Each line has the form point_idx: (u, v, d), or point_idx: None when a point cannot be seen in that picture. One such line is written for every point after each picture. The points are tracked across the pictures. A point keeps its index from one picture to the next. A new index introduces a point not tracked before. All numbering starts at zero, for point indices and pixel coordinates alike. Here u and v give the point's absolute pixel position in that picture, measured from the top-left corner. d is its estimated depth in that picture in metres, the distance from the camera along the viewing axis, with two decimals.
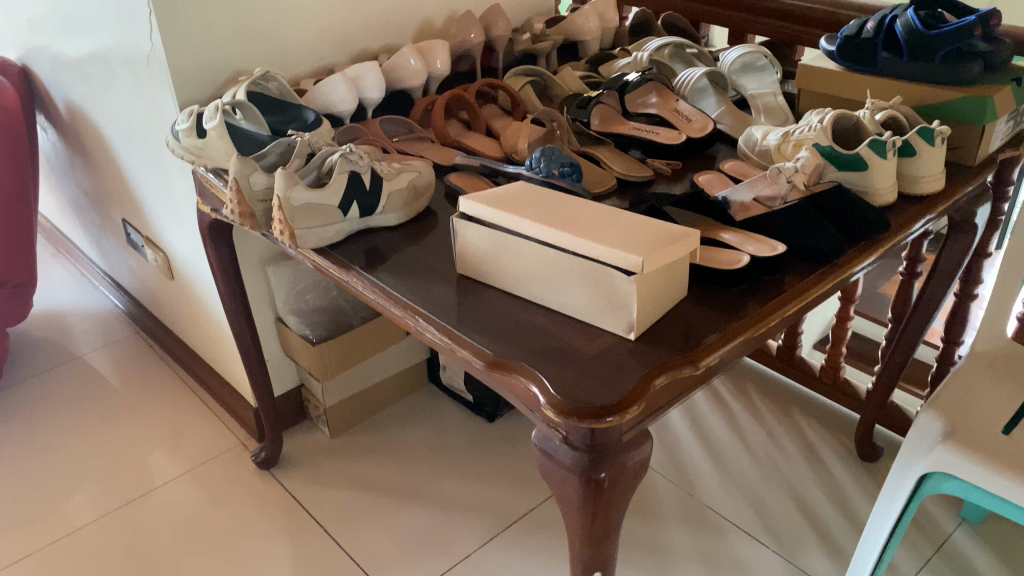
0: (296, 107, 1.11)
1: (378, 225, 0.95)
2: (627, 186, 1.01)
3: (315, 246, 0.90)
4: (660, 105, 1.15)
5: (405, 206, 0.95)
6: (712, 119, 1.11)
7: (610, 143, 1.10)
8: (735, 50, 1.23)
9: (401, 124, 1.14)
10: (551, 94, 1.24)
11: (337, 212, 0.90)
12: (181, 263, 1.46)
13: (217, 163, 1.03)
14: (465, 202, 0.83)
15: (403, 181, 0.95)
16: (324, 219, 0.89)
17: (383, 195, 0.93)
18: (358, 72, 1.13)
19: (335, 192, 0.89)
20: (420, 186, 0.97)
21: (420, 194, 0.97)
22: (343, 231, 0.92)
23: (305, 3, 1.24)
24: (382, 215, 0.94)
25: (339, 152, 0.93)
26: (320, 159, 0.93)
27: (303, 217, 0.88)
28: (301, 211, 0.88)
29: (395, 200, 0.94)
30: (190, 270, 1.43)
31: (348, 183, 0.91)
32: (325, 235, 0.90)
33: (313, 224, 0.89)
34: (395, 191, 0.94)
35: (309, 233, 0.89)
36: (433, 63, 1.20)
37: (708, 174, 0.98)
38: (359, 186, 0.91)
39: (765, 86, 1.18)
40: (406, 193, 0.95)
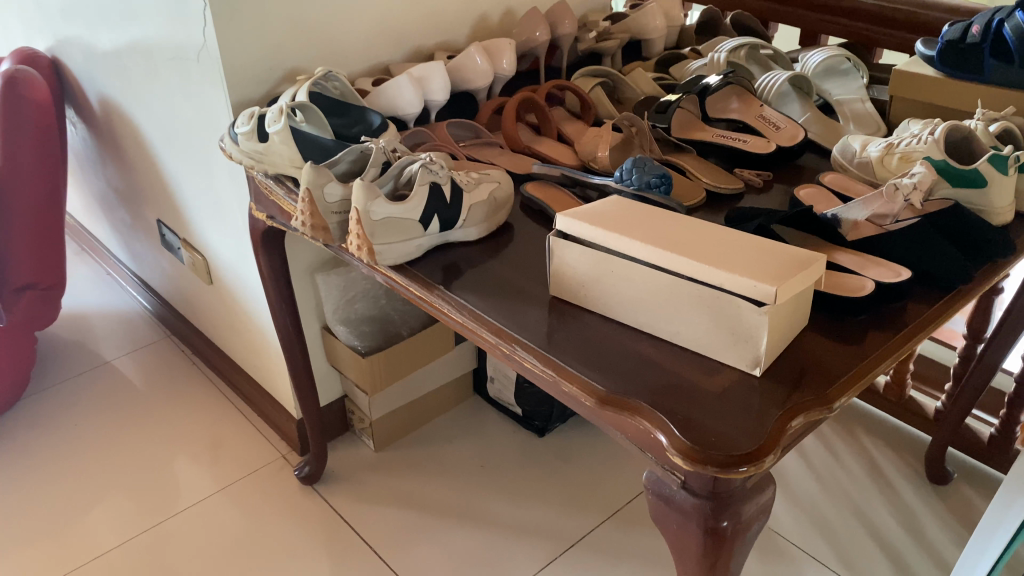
0: (359, 109, 1.05)
1: (457, 240, 0.88)
2: (718, 199, 0.95)
3: (392, 264, 0.84)
4: (742, 110, 1.09)
5: (486, 220, 0.89)
6: (801, 127, 1.04)
7: (691, 151, 1.03)
8: (816, 53, 1.16)
9: (468, 128, 1.08)
10: (621, 97, 1.18)
11: (419, 226, 0.84)
12: (222, 268, 1.39)
13: (278, 169, 0.98)
14: (560, 219, 0.76)
15: (483, 193, 0.89)
16: (405, 234, 0.83)
17: (465, 208, 0.87)
18: (425, 72, 1.07)
19: (417, 205, 0.83)
20: (499, 198, 0.90)
21: (500, 207, 0.90)
22: (422, 246, 0.85)
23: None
24: (462, 229, 0.88)
25: (419, 163, 0.86)
26: (398, 170, 0.87)
27: (383, 232, 0.82)
28: (382, 225, 0.82)
29: (476, 215, 0.88)
30: (232, 276, 1.37)
31: (429, 196, 0.85)
32: (404, 252, 0.84)
33: (393, 239, 0.83)
34: (477, 204, 0.88)
35: (388, 249, 0.83)
36: (499, 63, 1.13)
37: (808, 188, 0.91)
38: (441, 199, 0.85)
39: (851, 92, 1.12)
40: (487, 206, 0.89)
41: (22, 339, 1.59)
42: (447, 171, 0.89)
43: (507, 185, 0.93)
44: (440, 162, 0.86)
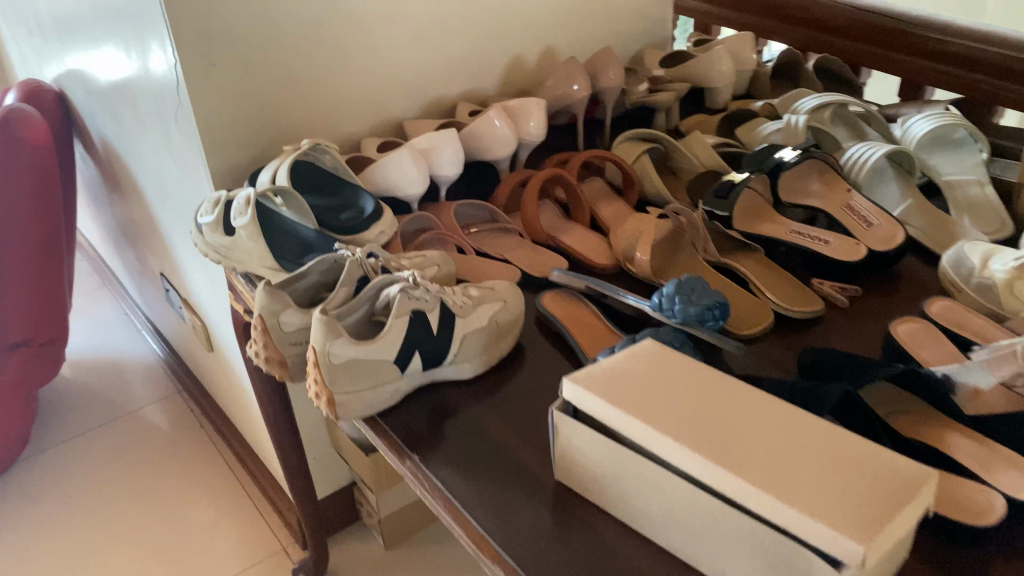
0: (352, 188, 0.88)
1: (448, 378, 0.70)
2: (790, 327, 0.74)
3: (361, 415, 0.66)
4: (825, 194, 0.87)
5: (485, 353, 0.70)
6: (900, 221, 0.82)
7: (757, 250, 0.82)
8: (921, 115, 0.93)
9: (483, 209, 0.89)
10: (674, 166, 0.97)
11: (394, 368, 0.66)
12: (219, 338, 1.24)
13: (247, 267, 0.82)
14: (567, 383, 0.58)
15: (483, 319, 0.70)
16: (376, 378, 0.65)
17: (456, 339, 0.68)
18: (432, 142, 0.89)
19: (392, 343, 0.65)
20: (504, 323, 0.71)
21: (504, 333, 0.72)
22: (400, 390, 0.67)
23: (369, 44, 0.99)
24: (453, 365, 0.69)
25: (401, 286, 0.67)
26: (375, 290, 0.68)
27: (346, 378, 0.64)
28: (344, 370, 0.64)
29: (471, 347, 0.69)
30: (229, 349, 1.21)
31: (409, 328, 0.66)
32: (375, 401, 0.66)
33: (359, 386, 0.64)
34: (472, 334, 0.69)
35: (352, 399, 0.65)
36: (525, 126, 0.94)
37: (910, 323, 0.69)
38: (425, 332, 0.67)
39: (965, 171, 0.88)
40: (486, 335, 0.70)
41: (20, 395, 1.48)
42: (439, 290, 0.70)
43: (518, 301, 0.73)
44: (427, 285, 0.67)
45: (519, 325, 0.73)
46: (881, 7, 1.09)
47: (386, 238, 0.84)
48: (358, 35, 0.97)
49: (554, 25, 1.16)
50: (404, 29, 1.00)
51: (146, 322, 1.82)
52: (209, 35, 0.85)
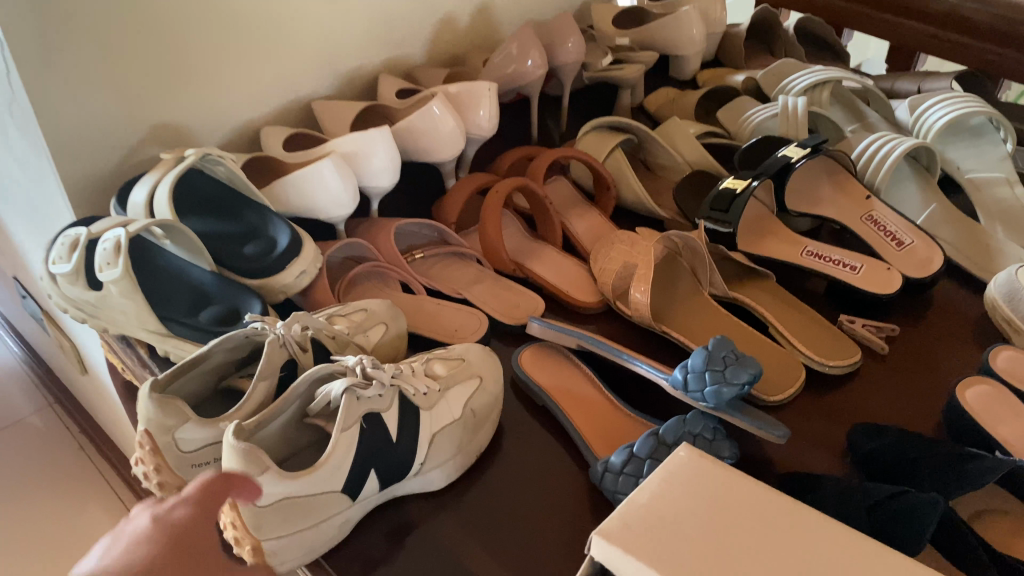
0: (255, 211, 0.67)
1: (411, 491, 0.53)
2: (826, 388, 0.60)
3: (297, 562, 0.48)
4: (839, 201, 0.73)
5: (461, 455, 0.53)
6: (932, 236, 0.69)
7: (768, 278, 0.68)
8: (934, 98, 0.79)
9: (428, 228, 0.71)
10: (649, 159, 0.81)
11: (342, 497, 0.48)
12: (87, 364, 1.00)
13: (123, 330, 0.62)
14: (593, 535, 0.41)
15: (454, 410, 0.53)
16: (318, 514, 0.47)
17: (423, 445, 0.51)
18: (359, 146, 0.70)
19: (340, 467, 0.47)
20: (480, 412, 0.55)
21: (482, 423, 0.55)
22: (350, 519, 0.50)
23: None
24: (418, 475, 0.52)
25: (343, 384, 0.47)
26: (306, 385, 0.49)
27: (278, 524, 0.45)
28: (277, 515, 0.45)
29: (442, 449, 0.52)
30: (101, 380, 0.98)
31: (361, 442, 0.47)
32: (316, 542, 0.48)
33: (295, 527, 0.46)
34: (442, 434, 0.52)
35: (286, 547, 0.46)
36: (473, 116, 0.76)
37: (977, 384, 0.56)
38: (381, 445, 0.49)
39: (988, 168, 0.76)
40: (460, 432, 0.53)
41: None
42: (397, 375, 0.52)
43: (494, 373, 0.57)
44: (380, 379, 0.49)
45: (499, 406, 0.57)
46: None
47: (307, 279, 0.65)
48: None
49: None
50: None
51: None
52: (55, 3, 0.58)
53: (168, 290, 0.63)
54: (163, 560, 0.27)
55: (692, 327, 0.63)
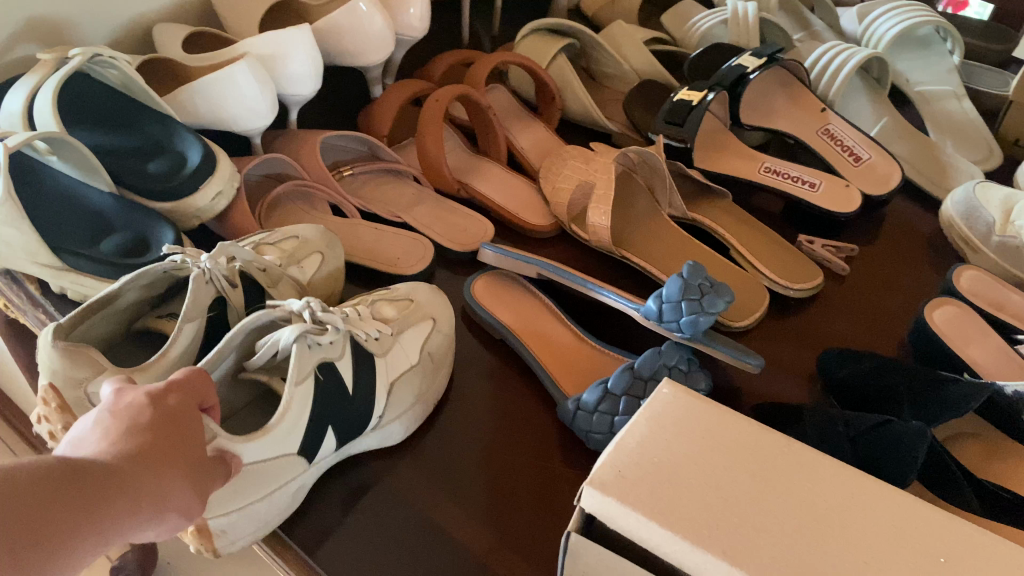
0: (158, 123, 0.58)
1: (366, 448, 0.47)
2: (790, 311, 0.58)
3: (249, 538, 0.41)
4: (792, 114, 0.70)
5: (421, 409, 0.48)
6: (888, 151, 0.67)
7: (726, 196, 0.64)
8: (883, 6, 0.76)
9: (358, 142, 0.64)
10: (592, 68, 0.75)
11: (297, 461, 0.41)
12: None
13: (5, 263, 0.52)
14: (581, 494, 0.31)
15: (410, 356, 0.48)
16: (274, 483, 0.40)
17: (380, 395, 0.45)
18: (276, 48, 0.61)
19: (299, 425, 0.40)
20: (436, 357, 0.50)
21: (441, 369, 0.49)
22: (304, 484, 0.43)
23: None
24: (374, 432, 0.46)
25: (291, 331, 0.40)
26: (240, 336, 0.42)
27: (229, 495, 0.37)
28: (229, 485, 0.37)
29: (399, 400, 0.46)
30: None
31: (318, 395, 0.41)
32: (268, 515, 0.41)
33: (253, 498, 0.39)
34: (398, 382, 0.46)
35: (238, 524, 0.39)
36: (402, 15, 0.68)
37: (943, 304, 0.55)
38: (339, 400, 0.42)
39: (936, 80, 0.74)
40: (418, 379, 0.48)
41: None
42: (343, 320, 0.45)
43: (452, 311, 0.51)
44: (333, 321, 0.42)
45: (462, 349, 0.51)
46: None
47: (224, 202, 0.57)
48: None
49: None
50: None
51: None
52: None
53: (60, 216, 0.54)
54: (161, 435, 0.30)
55: (652, 251, 0.59)
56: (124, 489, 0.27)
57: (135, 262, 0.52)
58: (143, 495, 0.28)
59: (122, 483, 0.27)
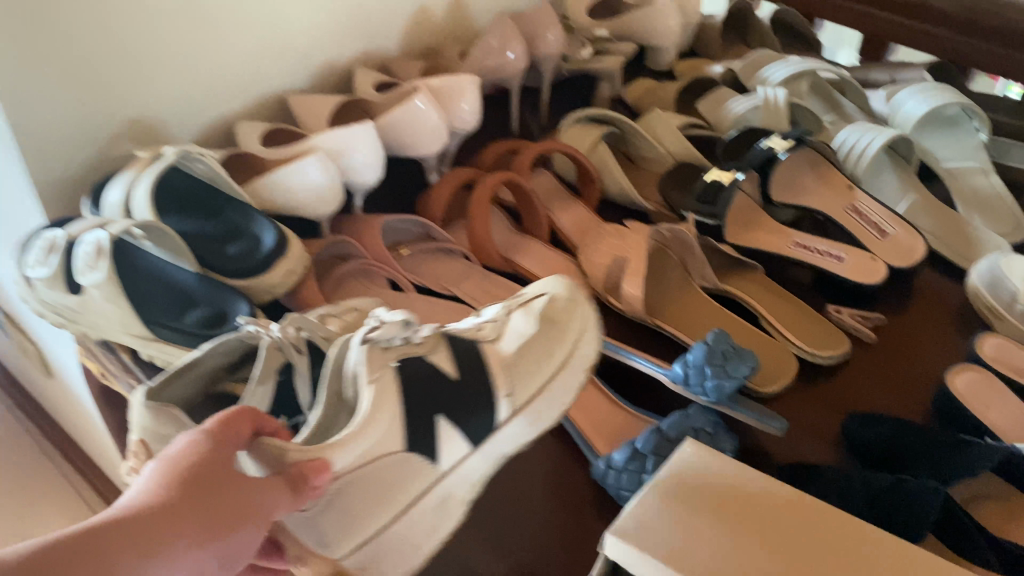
0: (238, 211, 0.66)
1: (509, 447, 0.50)
2: (820, 378, 0.61)
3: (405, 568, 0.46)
4: (821, 193, 0.74)
5: (556, 395, 0.51)
6: (915, 226, 0.70)
7: (758, 269, 0.68)
8: (911, 89, 0.80)
9: (414, 225, 0.70)
10: (631, 151, 0.80)
11: (416, 462, 0.45)
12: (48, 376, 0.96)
13: (104, 334, 0.59)
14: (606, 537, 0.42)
15: (523, 338, 0.51)
16: (399, 488, 0.44)
17: (501, 376, 0.49)
18: (342, 142, 0.68)
19: (394, 426, 0.44)
20: (562, 335, 0.53)
21: (563, 342, 0.53)
22: (446, 493, 0.47)
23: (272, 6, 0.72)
24: (514, 421, 0.50)
25: (356, 340, 0.45)
26: (336, 385, 0.46)
27: (342, 524, 0.42)
28: (335, 513, 0.41)
29: (527, 383, 0.50)
30: (63, 391, 0.94)
31: (407, 391, 0.45)
32: (408, 534, 0.45)
33: (380, 500, 0.43)
34: (520, 357, 0.50)
35: (370, 557, 0.44)
36: (455, 109, 0.75)
37: (966, 371, 0.57)
38: (441, 389, 0.46)
39: (963, 158, 0.78)
40: (535, 364, 0.51)
41: None
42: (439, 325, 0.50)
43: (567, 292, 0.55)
44: (403, 314, 0.46)
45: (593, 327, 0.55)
46: None
47: (295, 279, 0.63)
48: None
49: None
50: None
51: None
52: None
53: (151, 294, 0.61)
54: (183, 478, 0.33)
55: (684, 320, 0.63)
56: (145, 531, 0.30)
57: (214, 334, 0.58)
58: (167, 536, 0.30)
59: (146, 527, 0.30)
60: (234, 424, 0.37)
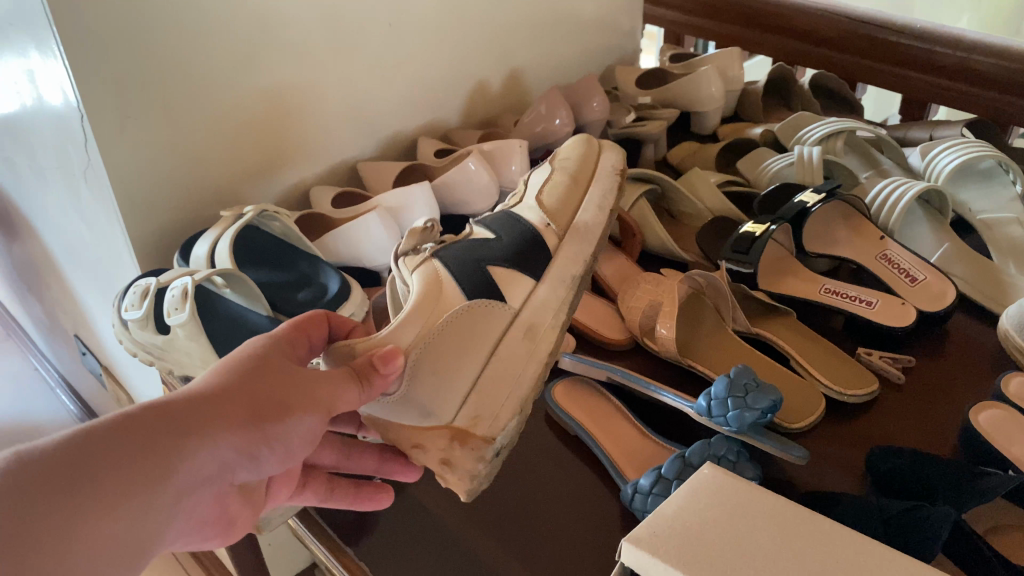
0: (309, 262, 0.73)
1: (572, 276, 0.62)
2: (849, 417, 0.63)
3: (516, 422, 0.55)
4: (853, 242, 0.78)
5: (591, 206, 0.66)
6: (947, 273, 0.72)
7: (792, 315, 0.71)
8: (944, 144, 0.82)
9: None
10: (673, 208, 0.85)
11: (485, 305, 0.56)
12: None
13: (186, 369, 0.67)
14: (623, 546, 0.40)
15: (546, 191, 0.66)
16: (481, 337, 0.55)
17: (537, 217, 0.63)
18: (402, 202, 0.75)
19: (446, 291, 0.54)
20: (581, 186, 0.67)
21: (580, 175, 0.68)
22: (524, 324, 0.58)
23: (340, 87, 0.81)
24: (565, 247, 0.63)
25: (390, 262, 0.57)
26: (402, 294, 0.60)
27: (439, 385, 0.52)
28: (426, 380, 0.51)
29: (561, 212, 0.64)
30: None
31: (450, 264, 0.56)
32: (505, 376, 0.56)
33: (469, 338, 0.54)
34: (548, 198, 0.65)
35: (480, 408, 0.54)
36: (506, 170, 0.81)
37: (989, 408, 0.59)
38: (482, 244, 0.59)
39: (998, 209, 0.80)
40: (562, 208, 0.65)
41: None
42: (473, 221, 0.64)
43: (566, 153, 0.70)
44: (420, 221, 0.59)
45: (595, 153, 0.71)
46: (881, 19, 0.99)
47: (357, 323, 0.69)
48: (329, 61, 0.78)
49: (525, 44, 1.01)
50: (374, 49, 0.82)
51: (49, 375, 1.37)
52: (131, 75, 0.62)
53: (228, 334, 0.68)
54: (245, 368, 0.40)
55: (716, 360, 0.67)
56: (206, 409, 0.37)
57: None
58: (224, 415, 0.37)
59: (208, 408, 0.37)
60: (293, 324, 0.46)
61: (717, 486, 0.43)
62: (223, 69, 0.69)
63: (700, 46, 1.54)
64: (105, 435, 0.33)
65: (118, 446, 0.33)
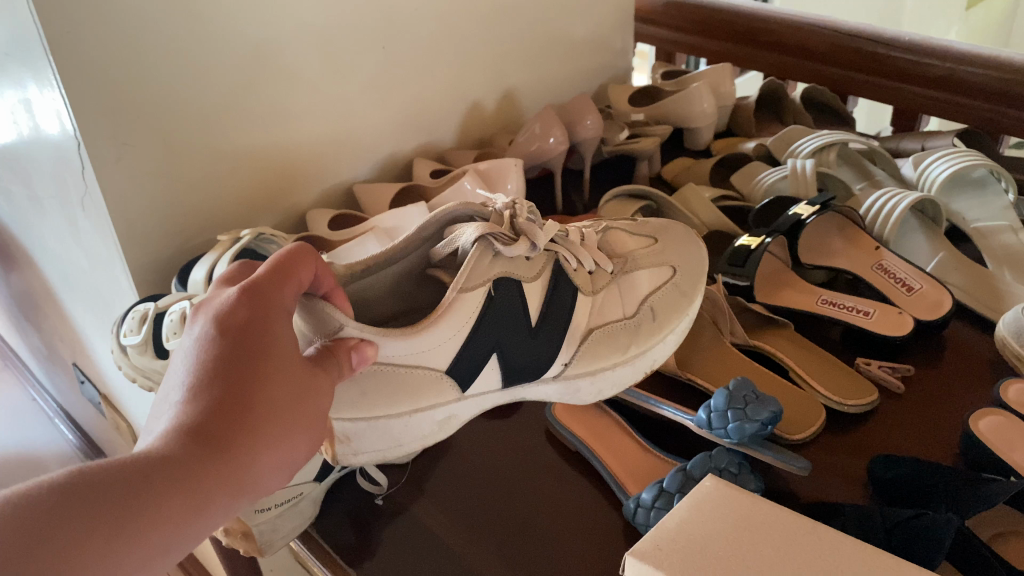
0: None
1: (539, 397, 0.64)
2: (848, 425, 0.63)
3: (358, 463, 0.56)
4: (850, 253, 0.78)
5: (648, 324, 0.64)
6: (943, 282, 0.72)
7: (787, 325, 0.72)
8: (937, 155, 0.83)
9: None
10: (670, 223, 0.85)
11: (443, 382, 0.55)
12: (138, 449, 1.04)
13: None
14: (626, 561, 0.40)
15: (607, 310, 0.63)
16: (419, 400, 0.54)
17: (574, 340, 0.61)
18: (399, 223, 0.76)
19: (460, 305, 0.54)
20: (648, 308, 0.65)
21: (646, 337, 0.64)
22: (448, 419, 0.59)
23: (336, 112, 0.81)
24: (551, 383, 0.62)
25: (480, 235, 0.53)
26: (440, 226, 0.55)
27: (361, 405, 0.52)
28: (355, 386, 0.51)
29: (593, 351, 0.62)
30: None
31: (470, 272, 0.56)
32: (396, 435, 0.55)
33: (395, 401, 0.53)
34: (595, 334, 0.62)
35: (359, 434, 0.53)
36: (502, 188, 0.82)
37: (990, 415, 0.60)
38: (517, 321, 0.57)
39: (991, 217, 0.81)
40: (617, 344, 0.63)
41: None
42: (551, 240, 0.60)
43: (663, 303, 0.65)
44: (532, 236, 0.56)
45: (679, 331, 0.66)
46: (870, 32, 1.00)
47: None
48: (324, 85, 0.78)
49: (518, 65, 1.02)
50: (367, 73, 0.82)
51: (48, 405, 1.36)
52: (127, 102, 0.62)
53: None
54: (257, 362, 0.36)
55: (714, 371, 0.67)
56: (238, 429, 0.34)
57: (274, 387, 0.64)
58: (254, 429, 0.35)
59: (236, 422, 0.34)
60: (287, 264, 0.42)
61: (720, 498, 0.43)
62: (220, 95, 0.69)
63: (692, 62, 1.55)
64: (143, 480, 0.30)
65: (158, 490, 0.30)
